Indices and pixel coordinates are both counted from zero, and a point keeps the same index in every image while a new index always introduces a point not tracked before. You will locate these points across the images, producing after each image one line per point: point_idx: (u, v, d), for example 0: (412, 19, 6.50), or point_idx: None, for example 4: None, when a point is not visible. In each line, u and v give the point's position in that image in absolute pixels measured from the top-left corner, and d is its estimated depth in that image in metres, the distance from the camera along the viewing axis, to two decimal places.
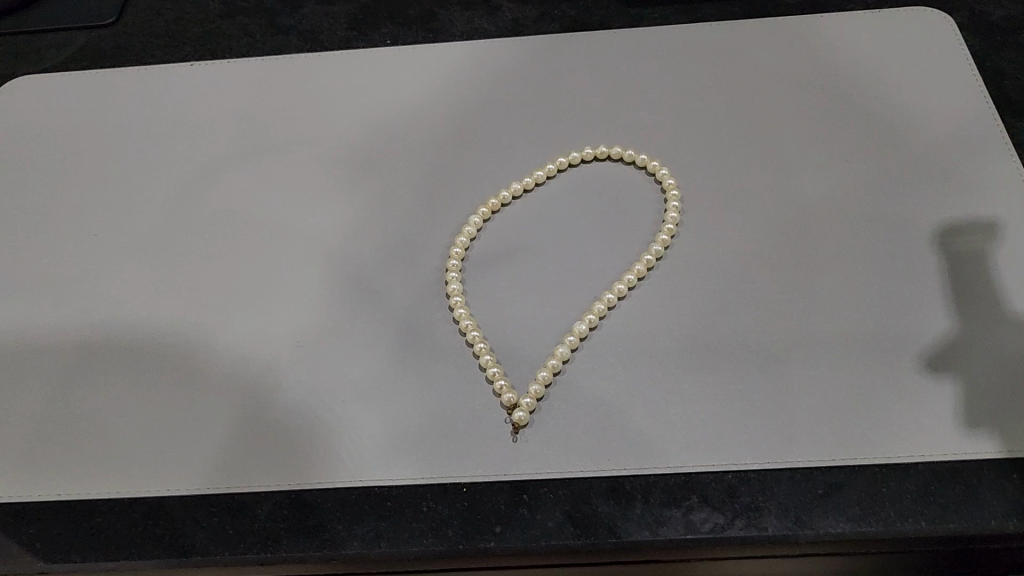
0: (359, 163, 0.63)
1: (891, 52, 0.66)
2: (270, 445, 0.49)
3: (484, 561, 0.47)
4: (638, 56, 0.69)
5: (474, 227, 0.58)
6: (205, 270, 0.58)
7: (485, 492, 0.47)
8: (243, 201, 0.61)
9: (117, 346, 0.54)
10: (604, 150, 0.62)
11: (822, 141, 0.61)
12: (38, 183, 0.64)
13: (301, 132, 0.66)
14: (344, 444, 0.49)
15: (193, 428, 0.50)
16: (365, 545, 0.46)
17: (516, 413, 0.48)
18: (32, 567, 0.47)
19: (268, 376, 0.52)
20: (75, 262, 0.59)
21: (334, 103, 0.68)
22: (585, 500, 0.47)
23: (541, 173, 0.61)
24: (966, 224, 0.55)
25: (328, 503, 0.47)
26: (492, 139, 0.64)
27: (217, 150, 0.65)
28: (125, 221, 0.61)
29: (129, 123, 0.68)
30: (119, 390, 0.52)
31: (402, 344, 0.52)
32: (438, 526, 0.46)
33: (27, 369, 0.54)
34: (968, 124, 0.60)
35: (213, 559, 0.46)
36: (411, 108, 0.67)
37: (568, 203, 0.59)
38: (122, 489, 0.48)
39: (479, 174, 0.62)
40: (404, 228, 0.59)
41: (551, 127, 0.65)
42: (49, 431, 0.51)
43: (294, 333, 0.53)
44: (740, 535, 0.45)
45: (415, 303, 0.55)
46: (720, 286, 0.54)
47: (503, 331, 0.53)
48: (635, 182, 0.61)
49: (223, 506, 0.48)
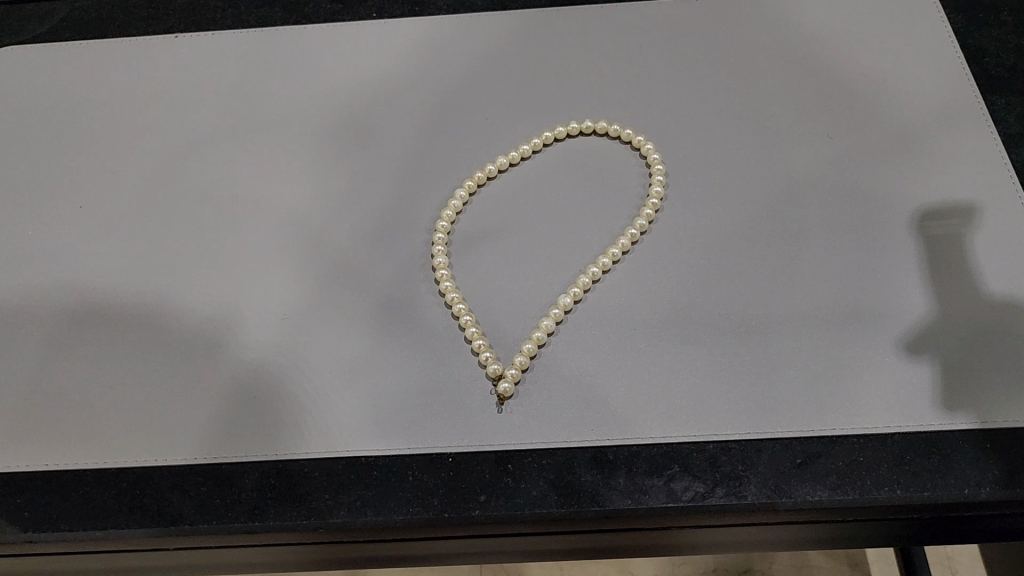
0: (345, 139, 0.63)
1: (874, 32, 0.66)
2: (258, 417, 0.50)
3: (468, 529, 0.47)
4: (625, 33, 0.69)
5: (460, 201, 0.58)
6: (191, 245, 0.57)
7: (470, 462, 0.48)
8: (229, 175, 0.61)
9: (103, 319, 0.54)
10: (590, 124, 0.62)
11: (806, 118, 0.61)
12: (22, 154, 0.64)
13: (286, 106, 0.65)
14: (331, 417, 0.49)
15: (180, 400, 0.50)
16: (351, 514, 0.47)
17: (502, 384, 0.49)
18: (19, 535, 0.47)
19: (256, 350, 0.52)
20: (60, 233, 0.59)
21: (319, 77, 0.67)
22: (569, 469, 0.48)
23: (528, 147, 0.61)
24: (947, 204, 0.56)
25: (314, 473, 0.48)
26: (478, 114, 0.64)
27: (203, 124, 0.65)
28: (110, 194, 0.61)
29: (113, 95, 0.68)
30: (106, 363, 0.52)
31: (389, 318, 0.53)
32: (425, 494, 0.47)
33: (15, 341, 0.54)
34: (949, 104, 0.61)
35: (202, 527, 0.47)
36: (396, 83, 0.66)
37: (554, 178, 0.60)
38: (109, 459, 0.49)
39: (465, 150, 0.62)
40: (390, 203, 0.59)
41: (537, 103, 0.65)
42: (38, 401, 0.51)
43: (280, 306, 0.54)
44: (720, 503, 0.46)
45: (401, 278, 0.55)
46: (703, 261, 0.54)
47: (490, 305, 0.53)
48: (621, 156, 0.61)
49: (210, 476, 0.48)
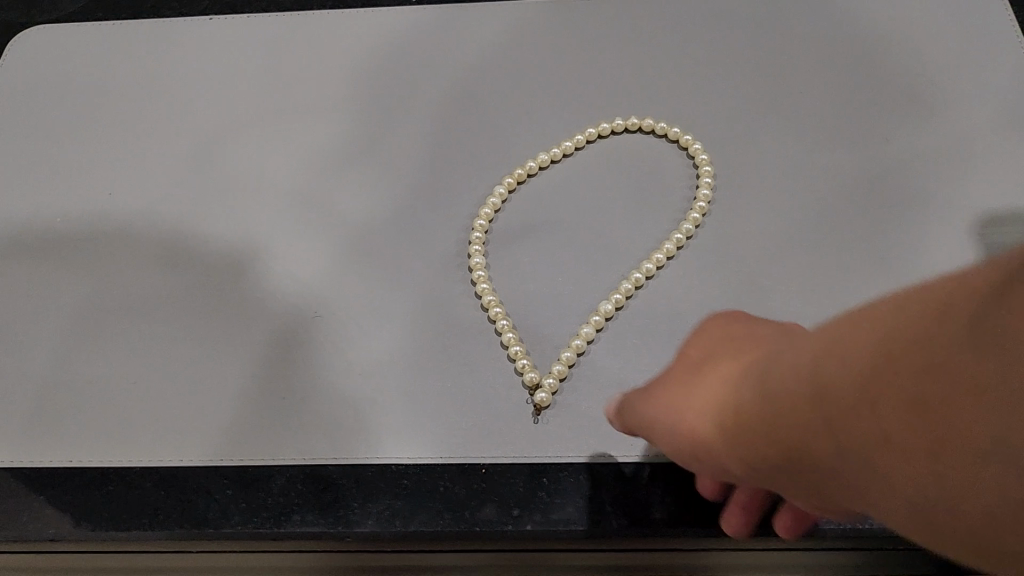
0: (377, 129, 0.61)
1: (939, 25, 0.62)
2: (284, 419, 0.48)
3: (499, 543, 0.47)
4: (675, 23, 0.66)
5: (499, 198, 0.56)
6: (216, 235, 0.56)
7: (503, 473, 0.47)
8: (261, 164, 0.59)
9: (129, 311, 0.53)
10: (636, 121, 0.60)
11: (861, 119, 0.58)
12: (51, 138, 0.63)
13: (321, 92, 0.63)
14: (359, 421, 0.48)
15: (204, 397, 0.49)
16: (381, 524, 0.46)
17: (539, 393, 0.47)
18: (42, 533, 0.47)
19: (284, 348, 0.51)
20: (88, 221, 0.58)
21: (355, 62, 0.65)
22: (605, 485, 0.46)
23: (570, 143, 0.59)
24: (1012, 215, 0.52)
25: (343, 480, 0.47)
26: (518, 108, 0.62)
27: (232, 109, 0.63)
28: (139, 180, 0.59)
29: (143, 75, 0.66)
30: (132, 356, 0.51)
31: (423, 319, 0.51)
32: (456, 506, 0.46)
33: (41, 332, 0.53)
34: (1017, 106, 0.57)
35: (227, 531, 0.46)
36: (433, 72, 0.64)
37: (595, 176, 0.57)
38: (134, 456, 0.48)
39: (503, 145, 0.59)
40: (425, 198, 0.57)
41: (580, 98, 0.62)
42: (63, 394, 0.50)
43: (311, 302, 0.52)
44: (764, 530, 0.44)
45: (435, 277, 0.53)
46: (751, 269, 0.52)
47: (528, 309, 0.51)
48: (667, 156, 0.58)
49: (236, 479, 0.47)
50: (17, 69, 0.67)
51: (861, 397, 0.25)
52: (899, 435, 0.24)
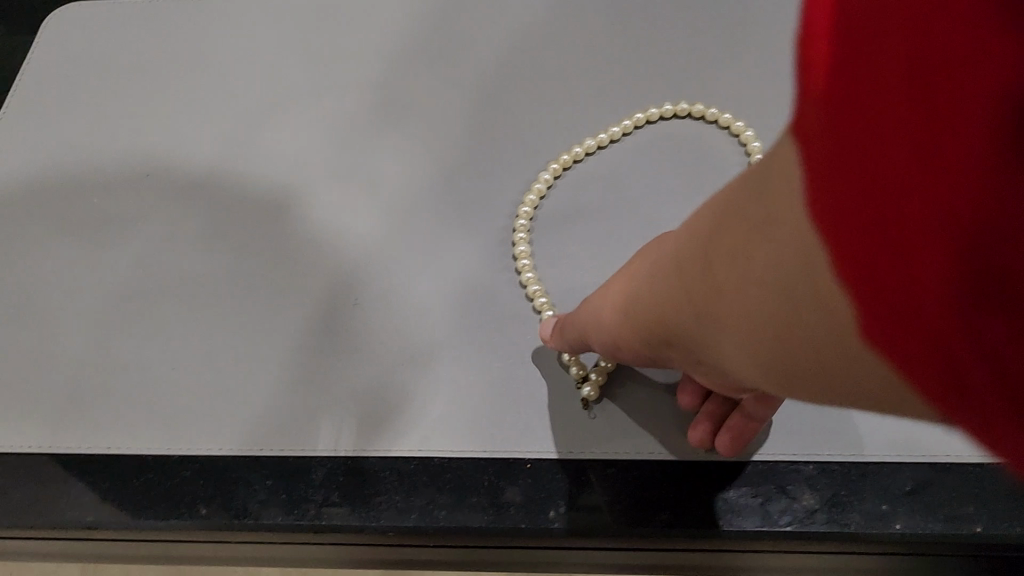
0: (416, 108, 0.59)
1: None
2: (325, 409, 0.47)
3: (542, 539, 0.46)
4: None
5: (543, 184, 0.54)
6: (251, 220, 0.55)
7: (550, 469, 0.45)
8: (296, 144, 0.57)
9: (166, 296, 0.52)
10: (685, 107, 0.56)
11: None
12: (79, 112, 0.60)
13: (357, 69, 0.61)
14: (402, 413, 0.47)
15: (241, 386, 0.48)
16: (424, 518, 0.45)
17: (585, 387, 0.46)
18: (82, 519, 0.48)
19: (324, 336, 0.49)
20: (121, 202, 0.56)
21: (391, 36, 0.62)
22: (655, 484, 0.45)
23: (618, 130, 0.56)
24: None
25: (384, 473, 0.46)
26: (562, 85, 0.59)
27: (265, 84, 0.61)
28: (171, 160, 0.58)
29: (173, 48, 0.63)
30: (168, 343, 0.50)
31: (466, 309, 0.50)
32: (500, 502, 0.45)
33: (76, 317, 0.52)
34: None
35: (268, 522, 0.46)
36: (472, 46, 0.61)
37: (643, 164, 0.55)
38: (175, 444, 0.47)
39: (547, 127, 0.57)
40: (467, 182, 0.55)
41: (627, 76, 0.59)
42: (99, 380, 0.49)
43: (351, 289, 0.51)
44: (821, 530, 0.43)
45: (478, 265, 0.52)
46: None
47: (574, 300, 0.50)
48: (718, 144, 0.55)
49: (278, 471, 0.47)
50: (44, 40, 0.65)
51: (703, 263, 0.26)
52: (733, 318, 0.24)
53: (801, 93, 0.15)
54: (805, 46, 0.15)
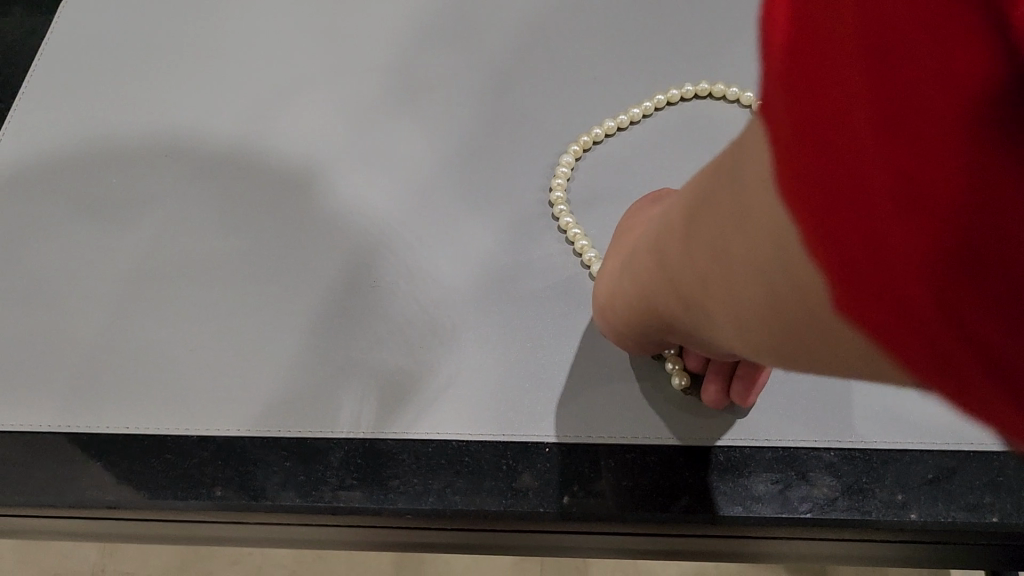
0: (434, 89, 0.58)
1: None
2: (344, 391, 0.47)
3: (560, 524, 0.45)
4: None
5: (568, 167, 0.54)
6: (269, 201, 0.54)
7: (567, 453, 0.45)
8: (313, 126, 0.57)
9: (184, 277, 0.52)
10: (706, 88, 0.56)
11: None
12: (95, 93, 0.60)
13: (375, 49, 0.60)
14: (421, 396, 0.47)
15: (260, 367, 0.48)
16: (442, 501, 0.45)
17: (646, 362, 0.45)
18: (103, 499, 0.47)
19: (343, 319, 0.50)
20: (138, 182, 0.56)
21: (410, 17, 0.62)
22: (675, 469, 0.44)
23: (639, 110, 0.55)
24: None
25: (403, 455, 0.46)
26: (581, 66, 0.58)
27: (282, 65, 0.60)
28: (188, 140, 0.57)
29: (189, 28, 0.63)
30: (186, 323, 0.50)
31: (484, 294, 0.50)
32: (518, 486, 0.45)
33: (93, 297, 0.52)
34: None
35: (285, 503, 0.45)
36: (492, 27, 0.61)
37: (664, 146, 0.54)
38: (194, 425, 0.47)
39: (566, 109, 0.56)
40: (485, 165, 0.54)
41: (647, 58, 0.58)
42: (118, 360, 0.50)
43: (370, 272, 0.51)
44: (842, 517, 0.42)
45: (496, 248, 0.51)
46: None
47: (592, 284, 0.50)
48: (740, 125, 0.54)
49: (296, 452, 0.46)
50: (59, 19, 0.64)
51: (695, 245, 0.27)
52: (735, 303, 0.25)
53: (769, 80, 0.18)
54: (770, 44, 0.18)
